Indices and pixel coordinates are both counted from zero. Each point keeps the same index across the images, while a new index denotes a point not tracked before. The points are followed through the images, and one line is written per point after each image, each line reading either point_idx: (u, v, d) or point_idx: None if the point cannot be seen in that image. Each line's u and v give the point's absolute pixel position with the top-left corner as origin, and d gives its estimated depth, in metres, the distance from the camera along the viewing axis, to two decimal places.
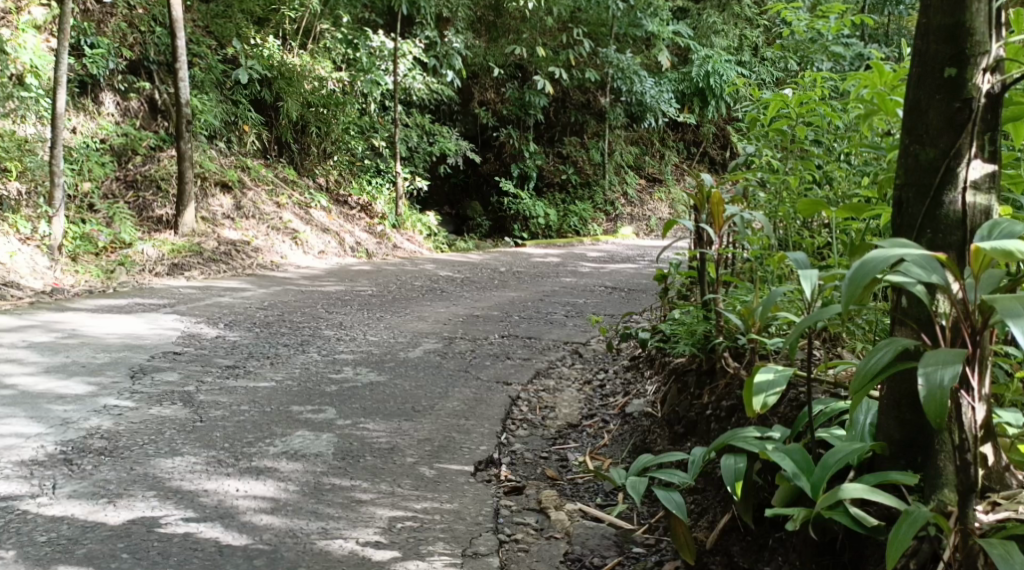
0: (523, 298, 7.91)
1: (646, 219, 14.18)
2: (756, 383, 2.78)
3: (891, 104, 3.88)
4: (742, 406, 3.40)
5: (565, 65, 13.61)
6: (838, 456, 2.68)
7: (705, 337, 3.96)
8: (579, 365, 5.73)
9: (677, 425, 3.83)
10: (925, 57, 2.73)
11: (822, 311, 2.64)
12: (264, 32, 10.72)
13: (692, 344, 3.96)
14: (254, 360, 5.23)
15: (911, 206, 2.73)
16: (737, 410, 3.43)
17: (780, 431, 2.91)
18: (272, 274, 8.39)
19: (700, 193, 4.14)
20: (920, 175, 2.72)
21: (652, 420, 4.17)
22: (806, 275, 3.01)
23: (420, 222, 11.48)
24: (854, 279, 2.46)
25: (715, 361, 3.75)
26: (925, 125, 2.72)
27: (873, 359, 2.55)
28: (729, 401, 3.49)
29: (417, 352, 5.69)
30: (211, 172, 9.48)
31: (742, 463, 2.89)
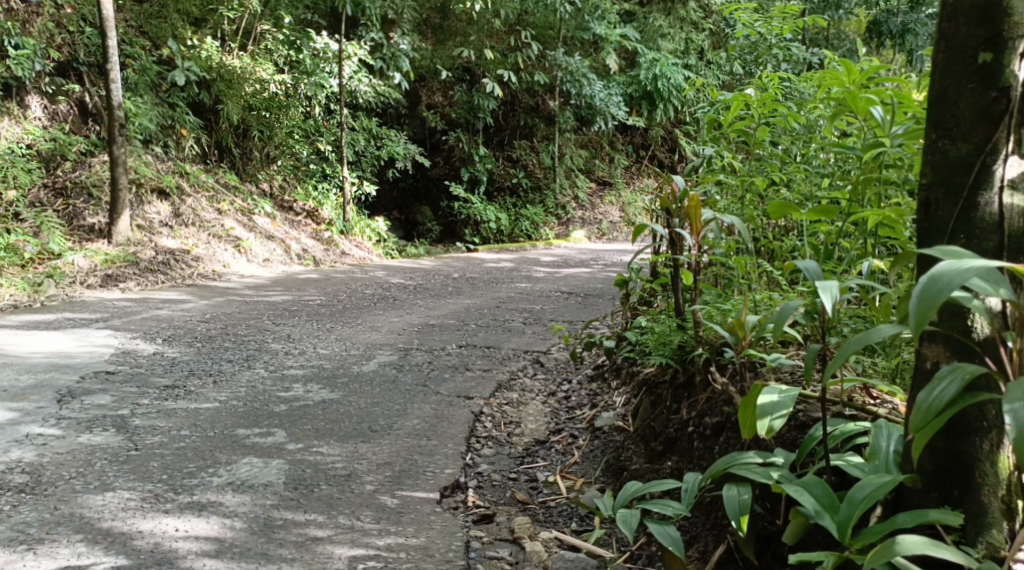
0: (479, 306, 7.63)
1: (597, 222, 13.96)
2: (760, 407, 2.76)
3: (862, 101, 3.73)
4: (731, 424, 3.16)
5: (513, 68, 13.33)
6: (865, 492, 2.63)
7: (680, 347, 3.69)
8: (542, 376, 5.46)
9: (654, 442, 3.58)
10: (955, 41, 2.71)
11: (876, 334, 2.52)
12: (201, 33, 10.29)
13: (665, 354, 3.68)
14: (195, 379, 4.90)
15: (942, 208, 2.72)
16: (726, 427, 3.18)
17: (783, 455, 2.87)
18: (214, 285, 8.01)
19: (670, 200, 3.91)
20: (951, 173, 2.70)
21: (624, 435, 3.89)
22: (826, 287, 2.73)
23: (369, 227, 11.14)
24: (923, 307, 2.40)
25: (694, 374, 3.51)
26: (957, 118, 2.70)
27: (937, 392, 2.49)
28: (716, 418, 3.24)
29: (371, 365, 5.39)
30: (147, 177, 9.05)
31: (746, 493, 2.83)
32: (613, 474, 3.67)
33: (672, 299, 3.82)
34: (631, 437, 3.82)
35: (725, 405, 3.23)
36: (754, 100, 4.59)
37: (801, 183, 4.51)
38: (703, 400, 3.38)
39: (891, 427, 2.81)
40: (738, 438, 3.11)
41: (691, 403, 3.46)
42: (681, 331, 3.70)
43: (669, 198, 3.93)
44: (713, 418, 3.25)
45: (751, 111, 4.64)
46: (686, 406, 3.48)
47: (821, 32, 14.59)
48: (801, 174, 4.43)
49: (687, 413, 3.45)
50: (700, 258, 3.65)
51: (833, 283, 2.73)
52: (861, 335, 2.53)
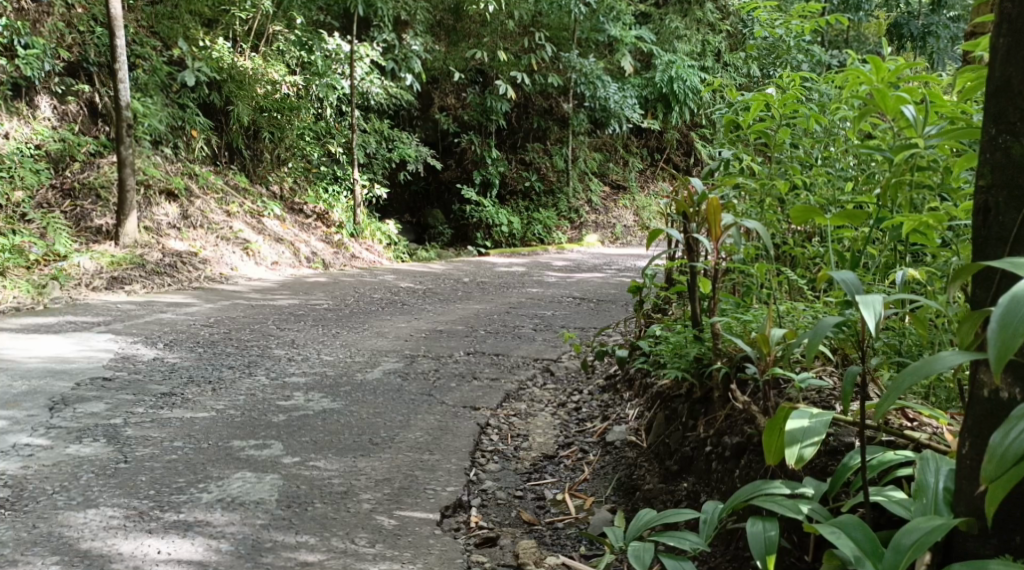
0: (488, 311, 7.45)
1: (611, 227, 13.78)
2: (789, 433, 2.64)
3: (893, 100, 3.55)
4: (752, 445, 2.99)
5: (527, 70, 13.15)
6: (912, 537, 2.43)
7: (696, 360, 3.52)
8: (552, 386, 5.29)
9: (669, 461, 3.40)
10: (1017, 27, 2.48)
11: (948, 362, 2.36)
12: (213, 34, 10.13)
13: (681, 367, 3.50)
14: (194, 386, 4.76)
15: (1004, 213, 2.51)
16: (748, 449, 3.01)
17: (814, 488, 2.69)
18: (220, 288, 7.87)
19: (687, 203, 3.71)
20: (1014, 174, 2.49)
21: (637, 452, 3.71)
22: (868, 302, 2.60)
23: (380, 230, 10.97)
24: (1002, 342, 2.22)
25: (713, 390, 3.33)
26: (1019, 111, 2.48)
27: (1013, 437, 2.26)
28: (735, 438, 3.07)
29: (376, 374, 5.21)
30: (155, 179, 8.91)
31: (773, 529, 2.64)
32: (624, 493, 3.49)
33: (688, 306, 3.59)
34: (644, 454, 3.64)
35: (746, 424, 3.06)
36: (777, 101, 4.43)
37: (823, 187, 4.35)
38: (721, 419, 3.22)
39: (942, 461, 2.61)
40: (761, 461, 2.94)
41: (706, 421, 3.29)
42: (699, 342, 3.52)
43: (685, 201, 3.75)
44: (732, 438, 3.08)
45: (773, 112, 4.48)
46: (702, 423, 3.31)
47: (837, 36, 14.41)
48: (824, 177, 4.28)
49: (702, 431, 3.28)
50: (721, 268, 3.38)
51: (876, 297, 2.60)
52: (925, 364, 2.38)
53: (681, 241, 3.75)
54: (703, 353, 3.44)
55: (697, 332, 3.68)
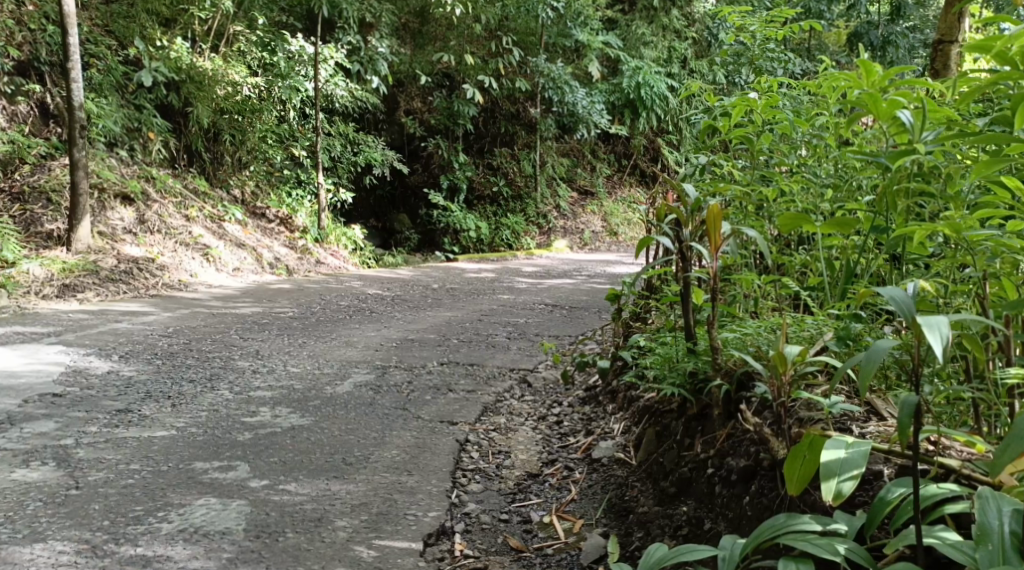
0: (460, 319, 7.21)
1: (579, 232, 13.59)
2: (824, 464, 2.59)
3: (887, 106, 3.33)
4: (762, 471, 2.83)
5: (494, 74, 12.93)
6: None
7: (691, 374, 3.33)
8: (530, 398, 5.07)
9: (665, 481, 3.20)
10: None
11: None
12: (171, 33, 9.79)
13: (676, 381, 3.31)
14: (152, 402, 4.49)
15: None
16: (758, 474, 2.85)
17: (848, 525, 2.55)
18: (179, 295, 7.57)
19: (681, 209, 3.48)
20: None
21: (628, 470, 3.49)
22: (933, 326, 2.44)
23: (345, 236, 10.73)
24: None
25: (713, 403, 3.17)
26: None
27: None
28: (742, 462, 2.91)
29: (345, 387, 4.96)
30: (110, 182, 8.59)
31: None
32: (617, 516, 3.27)
33: (680, 320, 3.39)
34: (635, 473, 3.43)
35: (755, 447, 2.91)
36: (759, 105, 4.25)
37: (806, 194, 4.17)
38: (723, 440, 3.06)
39: (999, 501, 2.46)
40: (775, 487, 2.78)
41: (706, 441, 3.12)
42: (694, 356, 3.33)
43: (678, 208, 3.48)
44: (738, 462, 2.92)
45: (755, 116, 4.31)
46: (700, 442, 3.14)
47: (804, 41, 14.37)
48: (810, 184, 4.11)
49: (701, 452, 3.12)
50: (719, 282, 3.16)
51: (942, 319, 2.45)
52: None
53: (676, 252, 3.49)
54: (700, 368, 3.25)
55: (691, 345, 3.48)
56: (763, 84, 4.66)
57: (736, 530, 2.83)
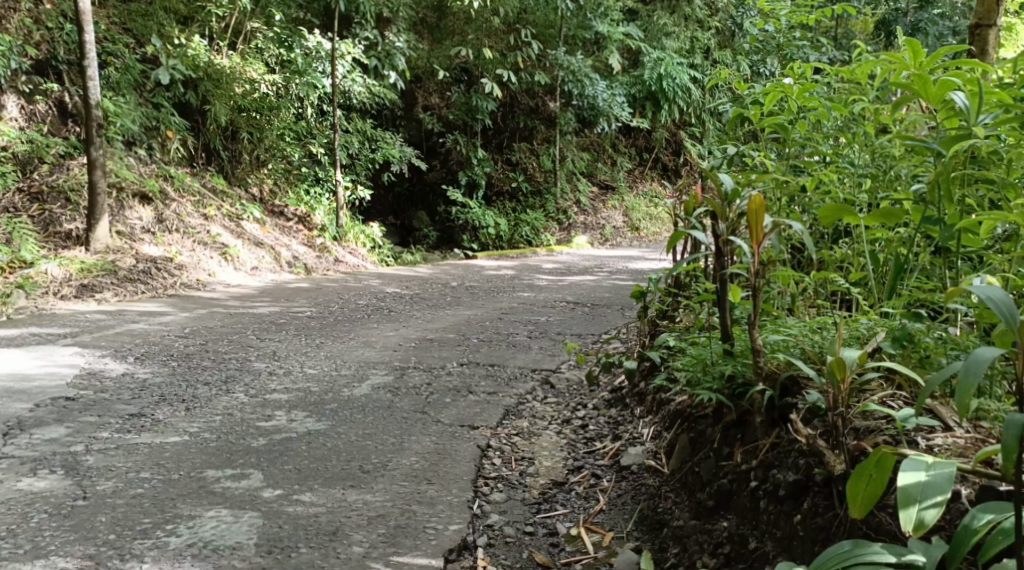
0: (480, 317, 7.07)
1: (600, 228, 13.41)
2: (904, 490, 2.49)
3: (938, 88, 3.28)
4: (810, 488, 2.77)
5: (513, 68, 12.77)
6: None
7: (730, 378, 3.19)
8: (553, 400, 4.93)
9: (703, 494, 3.11)
10: None
11: None
12: (189, 31, 9.67)
13: (713, 386, 3.17)
14: (166, 406, 4.37)
15: None
16: (810, 489, 2.79)
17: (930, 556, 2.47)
18: (197, 295, 7.47)
19: (717, 201, 3.31)
20: None
21: (660, 480, 3.35)
22: None
23: (363, 233, 10.60)
24: None
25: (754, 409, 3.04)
26: None
27: None
28: (790, 476, 2.83)
29: (363, 389, 4.83)
30: (128, 181, 8.50)
31: None
32: (650, 530, 3.21)
33: (716, 320, 3.23)
34: (668, 483, 3.31)
35: (803, 459, 2.83)
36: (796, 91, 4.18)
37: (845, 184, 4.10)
38: (766, 449, 2.96)
39: None
40: (830, 505, 2.72)
41: (747, 450, 3.02)
42: (732, 358, 3.22)
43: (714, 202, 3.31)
44: (786, 475, 2.84)
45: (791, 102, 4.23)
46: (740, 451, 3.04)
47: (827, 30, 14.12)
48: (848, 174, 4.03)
49: (742, 462, 3.02)
50: (762, 277, 3.02)
51: None
52: None
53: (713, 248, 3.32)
54: (743, 371, 3.12)
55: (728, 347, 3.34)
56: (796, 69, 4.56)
57: (788, 551, 2.77)
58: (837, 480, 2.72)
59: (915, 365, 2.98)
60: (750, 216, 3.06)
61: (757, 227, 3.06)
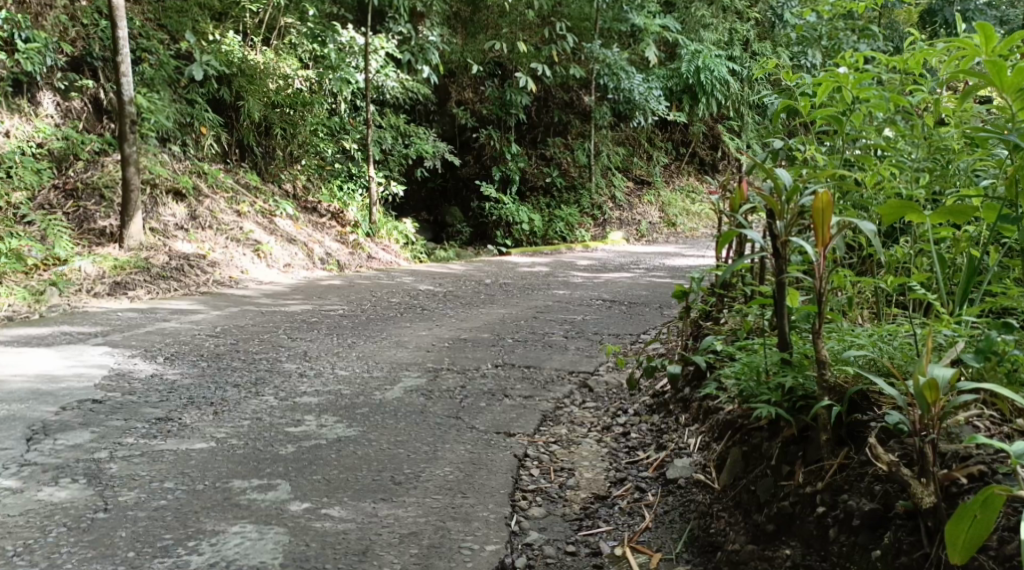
0: (514, 316, 6.89)
1: (636, 224, 13.19)
2: None
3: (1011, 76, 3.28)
4: (889, 518, 2.69)
5: (548, 62, 12.61)
6: None
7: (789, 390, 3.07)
8: (591, 405, 4.75)
9: (756, 515, 2.98)
10: None
11: None
12: (223, 27, 9.61)
13: (773, 398, 3.04)
14: (194, 409, 4.23)
15: None
16: (890, 519, 2.69)
17: None
18: (229, 293, 7.36)
19: (775, 198, 3.11)
20: None
21: (709, 497, 3.23)
22: None
23: (396, 229, 10.45)
24: None
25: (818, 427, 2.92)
26: None
27: None
28: (863, 502, 2.74)
29: (395, 392, 4.67)
30: (162, 178, 8.39)
31: None
32: (702, 552, 3.09)
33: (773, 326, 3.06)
34: (719, 501, 3.17)
35: (879, 484, 2.74)
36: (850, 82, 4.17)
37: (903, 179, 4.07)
38: (833, 471, 2.85)
39: None
40: (916, 542, 2.62)
41: (812, 470, 2.90)
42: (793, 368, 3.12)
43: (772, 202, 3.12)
44: (860, 504, 2.74)
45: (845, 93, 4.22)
46: (801, 469, 2.92)
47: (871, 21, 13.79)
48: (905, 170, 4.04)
49: (805, 482, 2.89)
50: (830, 284, 2.83)
51: None
52: None
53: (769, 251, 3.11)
54: (807, 384, 3.01)
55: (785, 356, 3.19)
56: (848, 59, 4.52)
57: None
58: (924, 514, 2.62)
59: (1004, 381, 2.82)
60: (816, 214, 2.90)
61: (824, 226, 2.89)
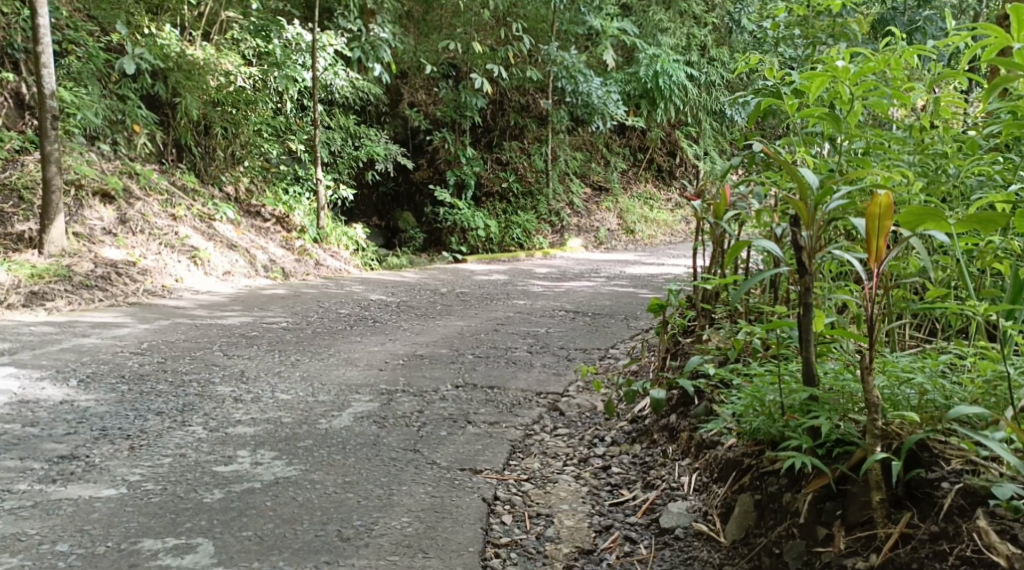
0: (473, 329, 6.35)
1: (594, 230, 12.73)
2: None
3: None
4: None
5: (503, 63, 12.04)
6: None
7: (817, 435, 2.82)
8: (565, 431, 4.22)
9: None
10: None
11: None
12: (160, 20, 8.91)
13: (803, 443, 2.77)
14: (106, 443, 3.65)
15: None
16: None
17: None
18: (161, 303, 6.73)
19: (803, 204, 2.79)
20: None
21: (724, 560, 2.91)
22: None
23: (346, 235, 9.87)
24: None
25: (875, 487, 2.69)
26: None
27: None
28: None
29: (342, 420, 4.10)
30: (89, 178, 7.72)
31: None
32: None
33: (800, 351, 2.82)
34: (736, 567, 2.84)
35: None
36: (850, 76, 3.83)
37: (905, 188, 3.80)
38: (893, 543, 2.65)
39: None
40: None
41: (857, 537, 2.70)
42: (819, 404, 2.82)
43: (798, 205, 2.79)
44: None
45: (843, 89, 3.88)
46: (842, 533, 2.73)
47: None
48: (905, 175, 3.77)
49: (848, 549, 2.70)
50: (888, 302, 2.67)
51: None
52: None
53: (798, 263, 2.77)
54: (849, 430, 2.75)
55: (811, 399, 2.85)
56: (834, 57, 4.20)
57: None
58: None
59: None
60: (873, 221, 2.74)
61: (879, 235, 2.75)
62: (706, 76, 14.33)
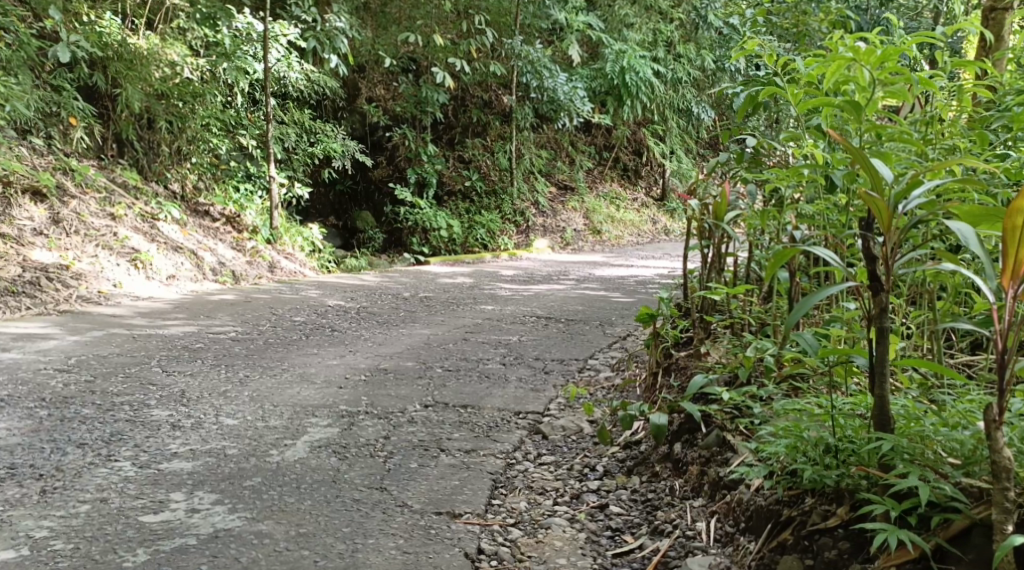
0: (441, 338, 5.80)
1: (560, 231, 12.21)
2: None
3: None
4: None
5: (465, 57, 11.47)
6: None
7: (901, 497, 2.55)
8: (550, 458, 3.69)
9: None
10: None
11: None
12: (99, 7, 8.19)
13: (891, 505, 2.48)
14: (13, 484, 3.10)
15: None
16: None
17: None
18: (95, 312, 6.11)
19: (885, 203, 2.49)
20: None
21: None
22: None
23: (301, 236, 9.30)
24: None
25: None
26: None
27: None
28: None
29: (297, 450, 3.55)
30: (18, 175, 7.07)
31: None
32: None
33: (873, 380, 2.57)
34: None
35: None
36: (873, 59, 3.20)
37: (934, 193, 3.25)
38: None
39: None
40: None
41: None
42: (901, 453, 2.56)
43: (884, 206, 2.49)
44: None
45: (864, 75, 3.24)
46: None
47: None
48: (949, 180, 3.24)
49: None
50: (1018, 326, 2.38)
51: None
52: None
53: (872, 269, 2.53)
54: (946, 493, 2.47)
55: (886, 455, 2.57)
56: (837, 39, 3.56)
57: None
58: None
59: None
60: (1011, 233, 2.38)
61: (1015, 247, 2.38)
62: (674, 73, 13.84)
